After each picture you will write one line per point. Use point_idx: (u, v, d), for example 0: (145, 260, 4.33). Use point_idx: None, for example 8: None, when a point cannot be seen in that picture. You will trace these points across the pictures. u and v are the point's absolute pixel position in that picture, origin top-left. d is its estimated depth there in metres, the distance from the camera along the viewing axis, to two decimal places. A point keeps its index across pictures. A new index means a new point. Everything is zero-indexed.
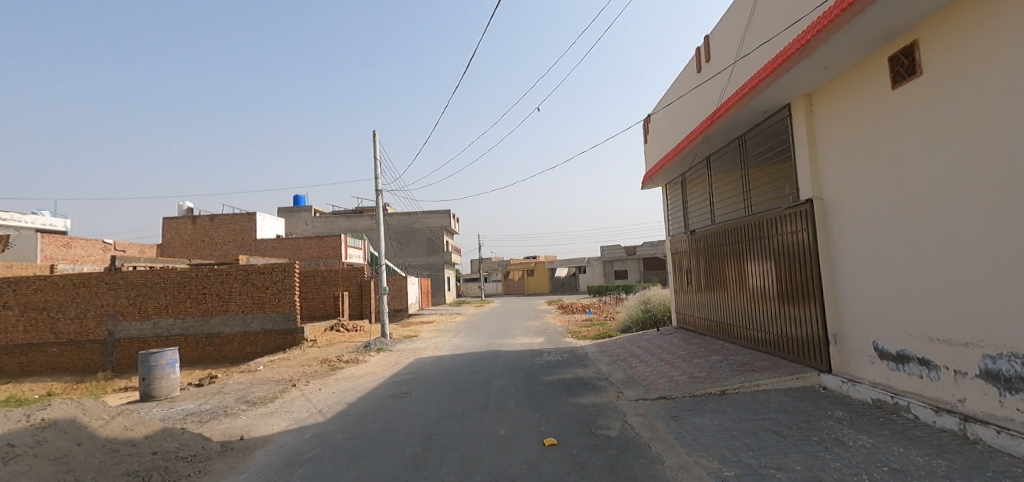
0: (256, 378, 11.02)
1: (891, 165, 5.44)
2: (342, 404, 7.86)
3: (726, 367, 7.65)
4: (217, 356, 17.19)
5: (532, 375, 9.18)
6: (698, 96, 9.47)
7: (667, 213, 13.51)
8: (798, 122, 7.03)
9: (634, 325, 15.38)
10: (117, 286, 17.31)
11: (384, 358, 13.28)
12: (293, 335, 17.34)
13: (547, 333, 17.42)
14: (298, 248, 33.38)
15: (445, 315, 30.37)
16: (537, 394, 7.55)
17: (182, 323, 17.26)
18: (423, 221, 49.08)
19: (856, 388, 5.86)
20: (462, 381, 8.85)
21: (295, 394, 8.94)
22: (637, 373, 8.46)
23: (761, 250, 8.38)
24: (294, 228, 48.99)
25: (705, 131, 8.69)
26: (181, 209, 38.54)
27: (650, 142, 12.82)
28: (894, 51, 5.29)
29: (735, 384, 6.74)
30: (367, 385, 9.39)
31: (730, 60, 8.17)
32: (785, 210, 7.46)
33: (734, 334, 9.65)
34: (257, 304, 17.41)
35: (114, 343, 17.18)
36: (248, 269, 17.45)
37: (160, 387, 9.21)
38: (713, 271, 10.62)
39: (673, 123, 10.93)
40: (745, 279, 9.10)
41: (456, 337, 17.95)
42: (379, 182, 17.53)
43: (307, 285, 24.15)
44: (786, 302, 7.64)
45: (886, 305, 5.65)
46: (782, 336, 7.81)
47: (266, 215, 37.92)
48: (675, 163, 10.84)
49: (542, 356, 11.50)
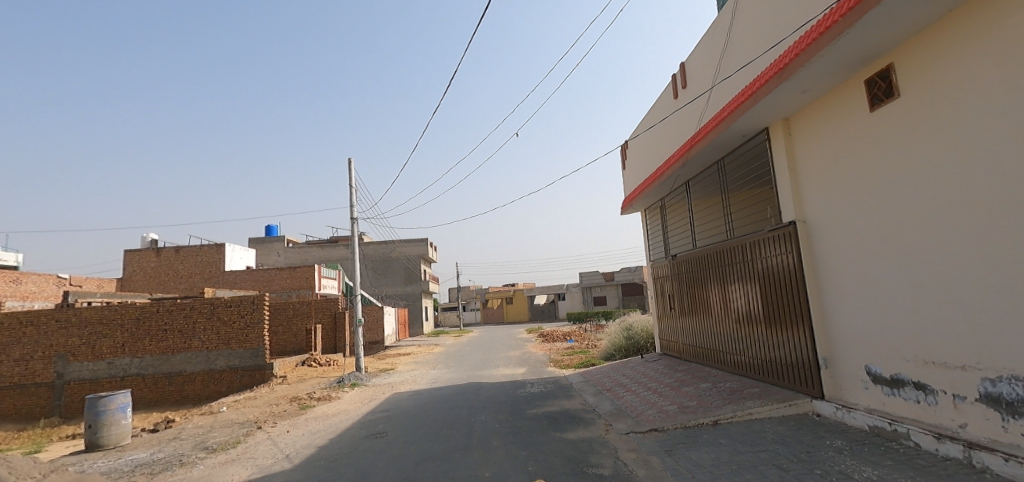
0: (218, 420, 10.27)
1: (875, 187, 5.39)
2: (313, 447, 7.30)
3: (717, 395, 7.40)
4: (178, 396, 16.16)
5: (516, 409, 8.75)
6: (675, 121, 9.52)
7: (648, 239, 13.46)
8: (776, 145, 7.03)
9: (617, 352, 15.10)
10: (69, 324, 16.25)
11: (359, 394, 12.62)
12: (261, 372, 16.47)
13: (529, 362, 16.98)
14: (269, 279, 32.31)
15: (423, 347, 29.52)
16: (522, 430, 7.14)
17: (140, 362, 16.23)
18: (400, 249, 48.39)
19: (851, 415, 5.64)
20: (443, 418, 8.36)
21: (260, 438, 8.30)
22: (626, 403, 8.14)
23: (744, 273, 8.30)
24: (265, 259, 47.67)
25: (684, 155, 8.66)
26: (144, 240, 37.08)
27: (628, 168, 12.88)
28: (871, 74, 5.32)
29: (727, 413, 6.49)
30: (341, 425, 8.79)
31: (707, 85, 8.22)
32: (767, 233, 7.41)
33: (721, 360, 9.45)
34: (223, 340, 16.53)
35: (63, 386, 16.01)
36: (214, 303, 16.63)
37: (108, 435, 8.46)
38: (696, 296, 10.49)
39: (651, 149, 10.98)
40: (729, 303, 8.99)
41: (434, 369, 17.35)
42: (355, 210, 17.12)
43: (278, 318, 23.22)
44: (772, 326, 7.51)
45: (877, 328, 5.51)
46: (769, 361, 7.63)
47: (235, 246, 36.75)
48: (654, 188, 10.83)
49: (524, 388, 11.08)
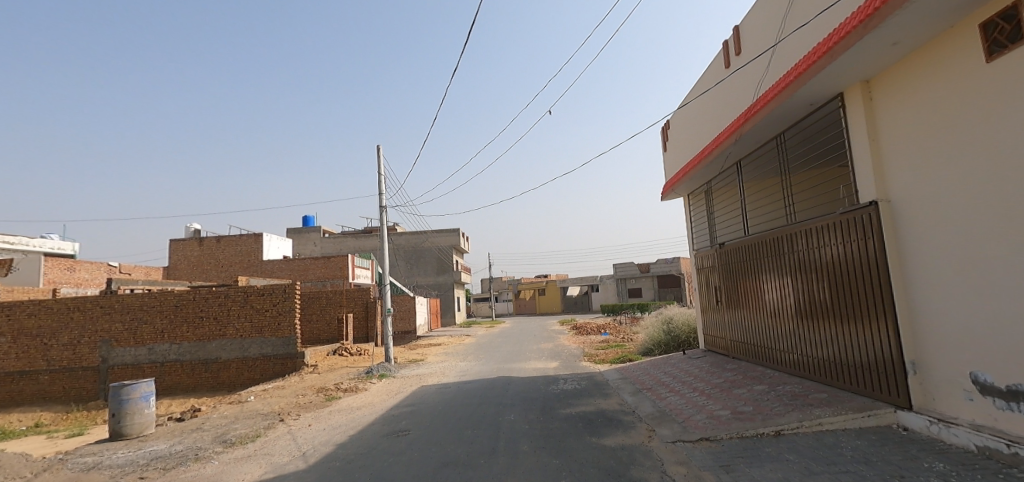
0: (243, 411, 10.07)
1: (987, 156, 4.42)
2: (331, 445, 6.86)
3: (776, 400, 6.53)
4: (214, 383, 16.30)
5: (547, 408, 8.10)
6: (727, 93, 8.58)
7: (690, 226, 12.50)
8: (852, 112, 6.05)
9: (656, 347, 14.19)
10: (112, 310, 16.59)
11: (386, 386, 12.25)
12: (293, 360, 16.40)
13: (562, 356, 16.25)
14: (304, 268, 32.69)
15: (454, 337, 29.24)
16: (554, 433, 6.48)
17: (178, 348, 16.42)
18: (433, 240, 48.43)
19: (951, 431, 4.72)
20: (470, 416, 7.80)
21: (280, 432, 7.96)
22: (669, 405, 7.37)
23: (808, 263, 7.34)
24: (302, 249, 48.60)
25: (737, 130, 7.71)
26: (188, 230, 38.25)
27: (670, 149, 11.99)
28: (988, 16, 4.29)
29: (792, 422, 5.64)
30: (364, 420, 8.36)
31: (766, 49, 7.25)
32: (838, 216, 6.44)
33: (777, 360, 8.52)
34: (256, 328, 16.54)
35: (107, 371, 16.40)
36: (247, 291, 16.61)
37: (131, 424, 8.29)
38: (748, 288, 9.52)
39: (697, 126, 10.04)
40: (786, 296, 8.08)
41: (464, 360, 16.92)
42: (384, 198, 16.74)
43: (311, 307, 23.31)
44: (843, 322, 6.56)
45: (986, 326, 4.57)
46: (839, 361, 6.69)
47: (273, 236, 37.41)
48: (700, 170, 9.91)
49: (557, 384, 10.40)
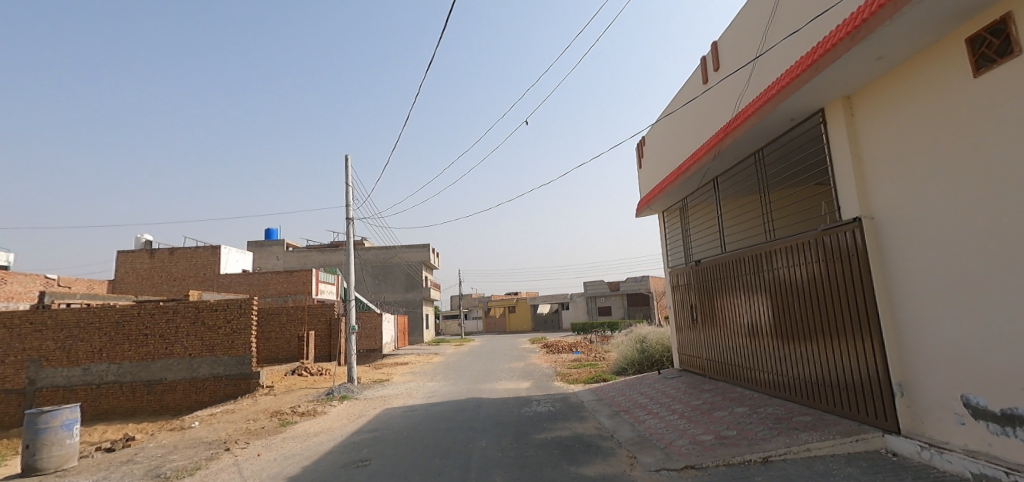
0: (184, 439, 9.23)
1: (977, 171, 4.30)
2: (280, 478, 6.21)
3: (760, 424, 6.25)
4: (157, 406, 15.09)
5: (520, 433, 7.63)
6: (706, 108, 8.48)
7: (665, 243, 12.37)
8: (833, 127, 5.95)
9: (629, 366, 13.92)
10: (44, 327, 15.24)
11: (347, 409, 11.52)
12: (247, 382, 15.37)
13: (534, 375, 15.80)
14: (264, 283, 31.31)
15: (422, 355, 28.32)
16: (526, 462, 6.03)
17: (118, 368, 15.17)
18: (401, 255, 47.43)
19: (945, 457, 4.51)
20: (436, 443, 7.26)
21: (225, 464, 7.24)
22: (649, 429, 7.02)
23: (788, 281, 7.18)
24: (263, 263, 46.80)
25: (716, 146, 7.57)
26: (138, 242, 36.28)
27: (646, 165, 11.90)
28: (976, 30, 4.21)
29: (779, 448, 5.34)
30: (320, 448, 7.69)
31: (745, 65, 7.17)
32: (819, 234, 6.31)
33: (756, 381, 8.29)
34: (207, 346, 15.48)
35: (35, 393, 15.00)
36: (199, 306, 15.58)
37: (48, 458, 7.61)
38: (725, 306, 9.32)
39: (674, 142, 9.96)
40: (763, 314, 7.95)
41: (432, 380, 16.25)
42: (350, 210, 16.10)
43: (270, 324, 22.18)
44: (826, 342, 6.37)
45: (978, 347, 4.40)
46: (821, 381, 6.50)
47: (232, 249, 35.83)
48: (676, 187, 9.78)
49: (530, 406, 9.94)
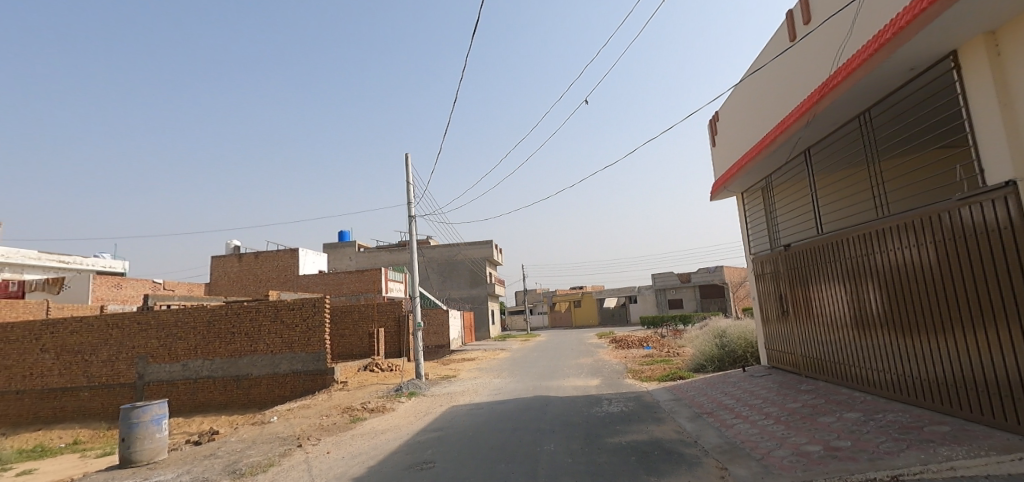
0: (262, 434, 9.48)
1: None
2: (346, 478, 6.07)
3: (881, 434, 5.28)
4: (245, 400, 15.92)
5: (593, 435, 7.06)
6: (795, 70, 7.44)
7: (746, 227, 11.26)
8: (971, 69, 4.85)
9: (708, 363, 12.84)
10: (148, 326, 16.53)
11: (415, 406, 11.45)
12: (323, 377, 15.85)
13: (604, 372, 15.09)
14: (339, 283, 32.68)
15: (488, 351, 28.17)
16: (602, 470, 5.46)
17: (211, 364, 16.15)
18: (466, 252, 47.97)
19: None
20: (502, 445, 6.86)
21: (296, 461, 7.26)
22: (740, 435, 6.21)
23: (905, 263, 6.07)
24: (338, 263, 49.06)
25: (809, 111, 6.55)
26: (229, 247, 39.13)
27: (722, 143, 10.86)
28: None
29: (912, 466, 4.40)
30: (386, 447, 7.54)
31: (844, 11, 6.11)
32: (948, 206, 5.22)
33: (867, 380, 7.18)
34: (287, 343, 16.11)
35: (143, 387, 16.35)
36: (278, 305, 16.22)
37: (141, 451, 8.02)
38: (823, 296, 8.19)
39: (756, 113, 8.93)
40: (874, 303, 6.83)
41: (499, 377, 15.97)
42: (412, 207, 16.13)
43: (344, 321, 22.94)
44: (960, 334, 5.28)
45: None
46: (955, 381, 5.41)
47: (308, 251, 37.74)
48: (759, 163, 8.74)
49: (602, 406, 9.32)
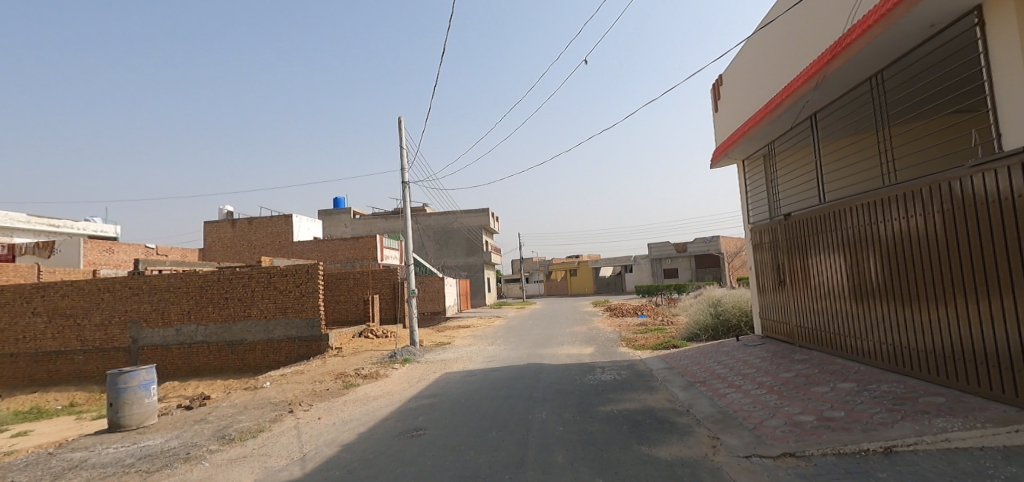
0: (254, 399, 9.45)
1: None
2: (335, 445, 6.01)
3: (876, 405, 5.22)
4: (240, 364, 15.96)
5: (586, 403, 7.02)
6: (806, 29, 7.07)
7: (746, 195, 11.03)
8: (997, 26, 4.51)
9: (702, 332, 12.82)
10: (140, 291, 16.38)
11: (409, 372, 11.45)
12: (317, 343, 15.85)
13: (598, 340, 15.12)
14: (333, 249, 32.51)
15: (484, 319, 28.33)
16: (593, 438, 5.41)
17: (204, 329, 16.10)
18: (462, 220, 47.71)
19: None
20: (494, 412, 6.82)
21: (286, 426, 7.22)
22: (733, 405, 6.17)
23: (909, 233, 5.90)
24: (333, 230, 48.77)
25: (819, 72, 6.21)
26: (222, 212, 38.71)
27: (725, 108, 10.51)
28: None
29: (906, 438, 4.33)
30: (378, 413, 7.51)
31: None
32: (959, 173, 5.01)
33: (863, 351, 7.10)
34: (280, 309, 16.03)
35: (138, 351, 16.33)
36: (271, 271, 16.06)
37: (129, 415, 7.98)
38: (822, 266, 8.05)
39: (763, 76, 8.56)
40: (875, 274, 6.69)
41: (493, 344, 16.01)
42: (405, 173, 15.80)
43: (338, 287, 22.86)
44: (963, 306, 5.16)
45: None
46: (954, 353, 5.33)
47: (303, 217, 37.39)
48: (763, 129, 8.43)
49: (595, 374, 9.29)
